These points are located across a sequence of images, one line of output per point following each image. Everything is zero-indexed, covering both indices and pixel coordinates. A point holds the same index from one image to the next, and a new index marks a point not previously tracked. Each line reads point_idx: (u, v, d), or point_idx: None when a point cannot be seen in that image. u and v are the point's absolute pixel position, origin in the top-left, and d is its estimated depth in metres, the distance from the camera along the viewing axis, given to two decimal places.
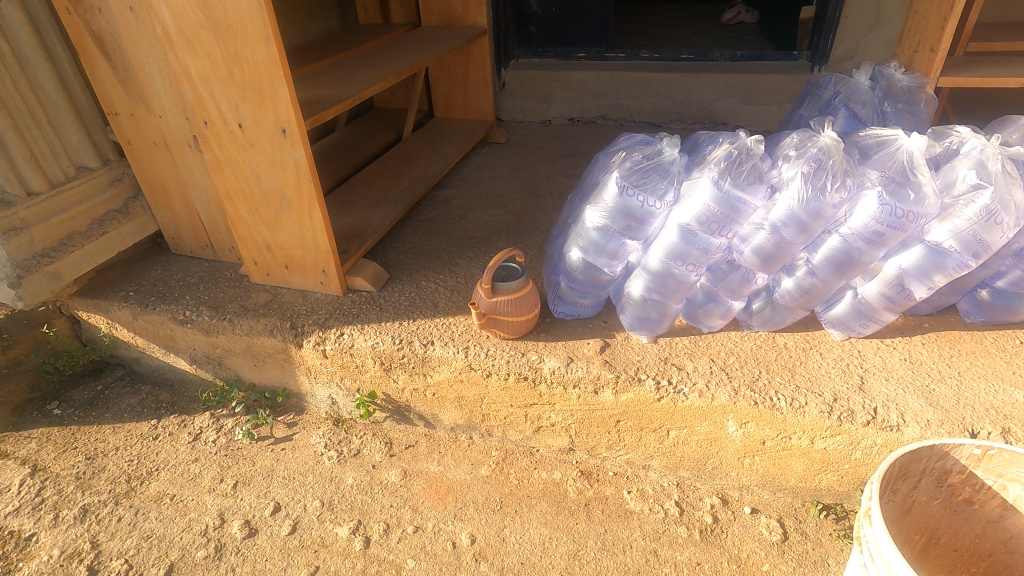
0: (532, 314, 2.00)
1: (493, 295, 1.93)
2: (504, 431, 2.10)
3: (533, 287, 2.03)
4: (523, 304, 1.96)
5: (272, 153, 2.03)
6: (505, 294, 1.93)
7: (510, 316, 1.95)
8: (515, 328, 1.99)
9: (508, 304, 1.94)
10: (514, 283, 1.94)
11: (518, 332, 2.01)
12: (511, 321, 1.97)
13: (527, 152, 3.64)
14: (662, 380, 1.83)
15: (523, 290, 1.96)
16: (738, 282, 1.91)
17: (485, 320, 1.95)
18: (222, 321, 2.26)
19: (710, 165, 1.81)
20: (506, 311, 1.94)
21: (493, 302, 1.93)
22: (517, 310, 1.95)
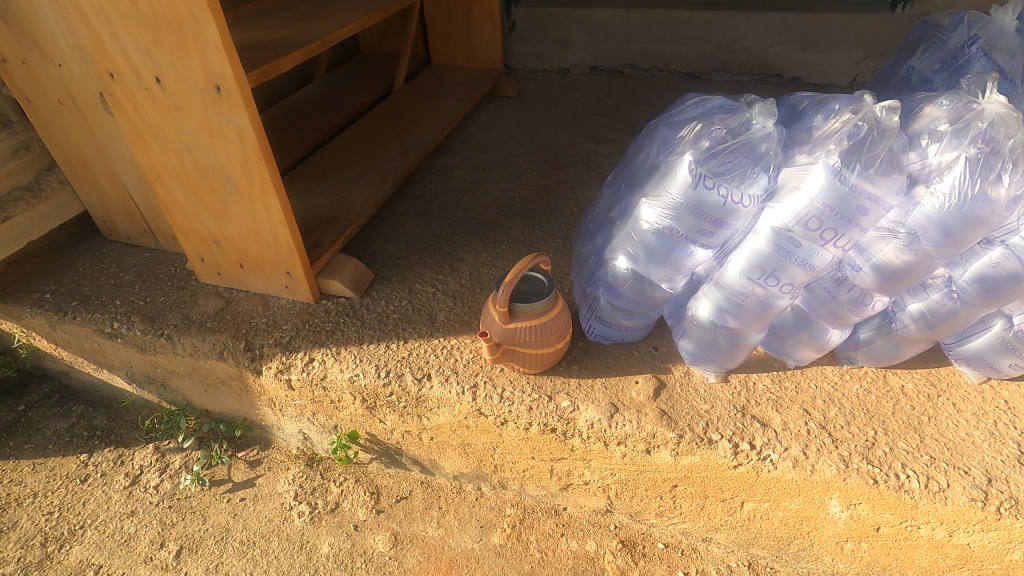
0: (562, 344, 1.49)
1: (511, 318, 1.41)
2: (522, 484, 1.65)
3: (564, 304, 1.51)
4: (551, 331, 1.45)
5: (205, 120, 1.46)
6: (527, 318, 1.42)
7: (531, 348, 1.45)
8: (538, 362, 1.49)
9: (533, 333, 1.43)
10: (541, 304, 1.42)
11: (541, 367, 1.51)
12: (533, 354, 1.46)
13: (542, 109, 3.04)
14: (741, 442, 1.34)
15: (552, 313, 1.44)
16: (847, 307, 1.38)
17: (499, 352, 1.45)
18: (158, 337, 1.75)
19: (827, 145, 1.26)
20: (527, 341, 1.44)
21: (512, 328, 1.41)
22: (542, 339, 1.44)
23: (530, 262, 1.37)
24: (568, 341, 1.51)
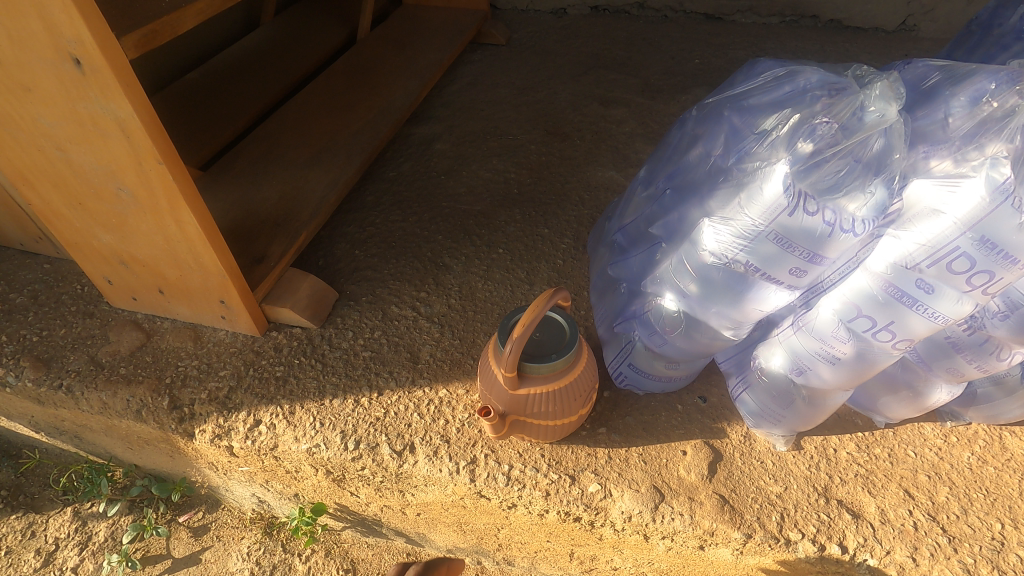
0: (586, 407, 1.13)
1: (522, 382, 1.03)
2: (533, 563, 1.32)
3: (589, 354, 1.14)
4: (573, 395, 1.08)
5: (69, 107, 1.00)
6: (543, 379, 1.04)
7: (547, 417, 1.08)
8: (555, 432, 1.13)
9: (550, 398, 1.06)
10: (563, 359, 1.04)
11: (558, 436, 1.15)
12: (548, 425, 1.10)
13: (538, 61, 2.53)
14: (829, 544, 1.02)
15: (575, 370, 1.07)
16: (973, 362, 1.02)
17: (504, 426, 1.07)
18: (56, 390, 1.35)
19: (985, 146, 0.85)
20: (541, 410, 1.07)
21: (523, 394, 1.04)
22: (561, 408, 1.08)
23: (555, 303, 0.97)
24: (592, 401, 1.15)
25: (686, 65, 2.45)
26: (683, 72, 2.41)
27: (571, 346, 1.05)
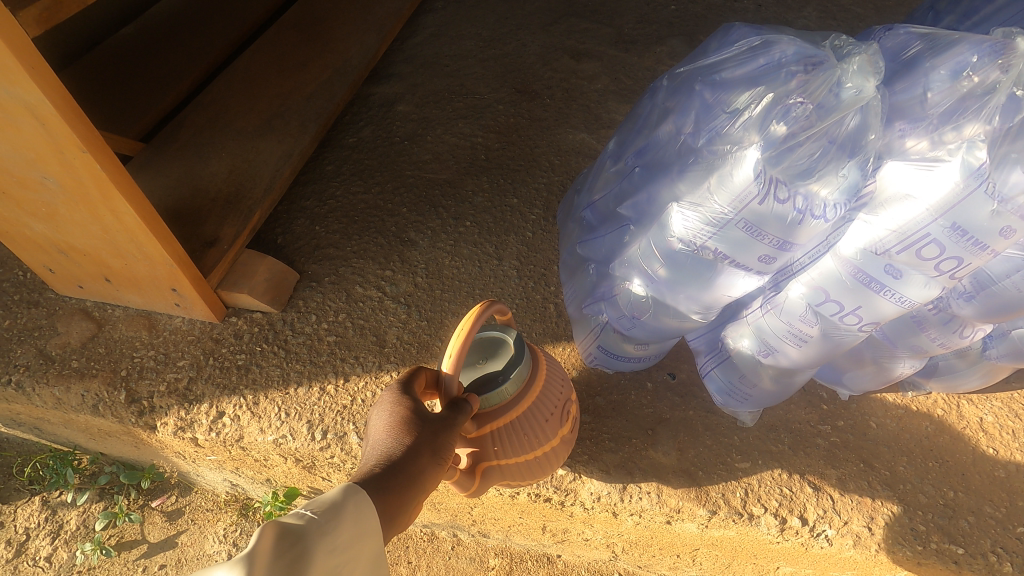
0: (561, 427, 0.98)
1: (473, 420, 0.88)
2: (508, 535, 1.35)
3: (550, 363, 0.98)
4: (540, 417, 0.93)
5: None
6: (497, 410, 0.89)
7: (521, 455, 0.93)
8: (532, 466, 0.99)
9: (514, 432, 0.90)
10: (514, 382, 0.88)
11: (540, 467, 1.00)
12: (525, 461, 0.95)
13: (505, 8, 2.37)
14: (790, 517, 1.05)
15: (533, 390, 0.91)
16: (937, 340, 1.03)
17: (475, 475, 0.93)
18: (5, 386, 1.29)
19: (958, 127, 0.82)
20: (510, 449, 0.92)
21: (482, 436, 0.88)
22: (525, 444, 0.93)
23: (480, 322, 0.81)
24: (570, 417, 1.00)
25: (661, 12, 2.32)
26: (658, 20, 2.28)
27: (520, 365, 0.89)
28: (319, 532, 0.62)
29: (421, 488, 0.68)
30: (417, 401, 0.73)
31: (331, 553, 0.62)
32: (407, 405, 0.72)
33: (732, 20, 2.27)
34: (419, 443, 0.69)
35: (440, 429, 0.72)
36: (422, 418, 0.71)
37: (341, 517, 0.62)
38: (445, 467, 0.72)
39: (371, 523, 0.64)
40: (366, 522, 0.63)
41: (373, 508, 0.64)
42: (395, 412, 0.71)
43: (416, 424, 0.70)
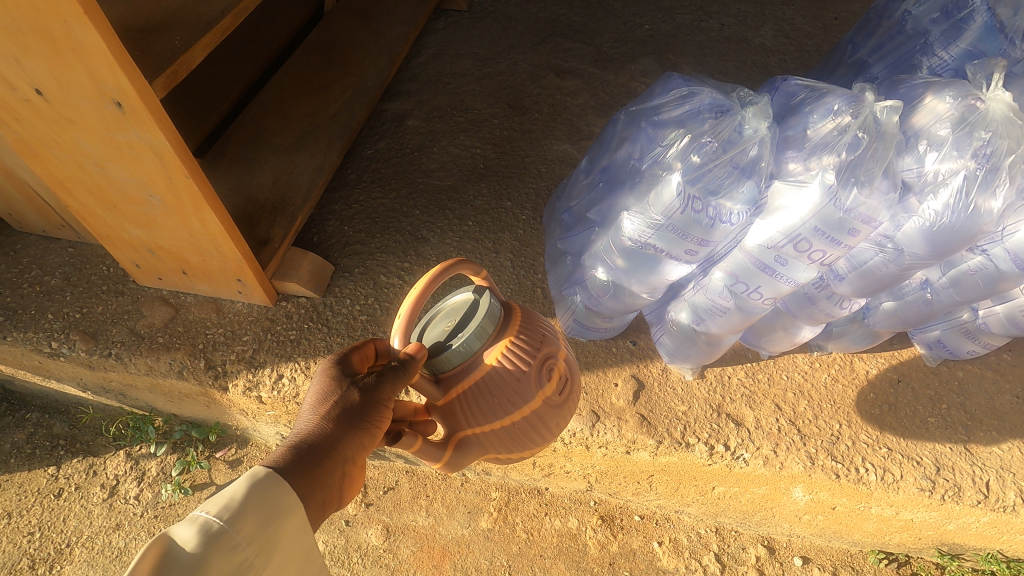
0: (539, 394, 0.94)
1: (439, 386, 0.92)
2: (506, 471, 1.71)
3: (527, 321, 0.96)
4: (509, 379, 0.92)
5: (109, 136, 1.21)
6: (457, 372, 0.91)
7: (492, 423, 0.93)
8: (514, 437, 0.96)
9: (479, 396, 0.91)
10: (471, 343, 0.90)
11: (524, 439, 0.98)
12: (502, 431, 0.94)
13: (499, 29, 2.68)
14: (717, 445, 1.40)
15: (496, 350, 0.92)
16: (824, 308, 1.37)
17: (451, 448, 0.94)
18: (106, 358, 1.62)
19: (821, 157, 1.16)
20: (479, 417, 0.92)
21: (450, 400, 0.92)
22: (494, 410, 0.92)
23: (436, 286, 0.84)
24: (552, 384, 0.96)
25: (636, 31, 2.63)
26: (634, 39, 2.60)
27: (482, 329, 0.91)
28: (223, 524, 0.72)
29: (340, 457, 0.79)
30: (343, 371, 0.82)
31: (242, 534, 0.73)
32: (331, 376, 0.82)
33: (698, 39, 2.59)
34: (338, 421, 0.79)
35: (360, 402, 0.81)
36: (344, 390, 0.81)
37: (244, 504, 0.73)
38: (368, 434, 0.81)
39: (287, 499, 0.76)
40: (273, 501, 0.75)
41: (291, 483, 0.76)
42: (321, 384, 0.81)
43: (336, 397, 0.80)
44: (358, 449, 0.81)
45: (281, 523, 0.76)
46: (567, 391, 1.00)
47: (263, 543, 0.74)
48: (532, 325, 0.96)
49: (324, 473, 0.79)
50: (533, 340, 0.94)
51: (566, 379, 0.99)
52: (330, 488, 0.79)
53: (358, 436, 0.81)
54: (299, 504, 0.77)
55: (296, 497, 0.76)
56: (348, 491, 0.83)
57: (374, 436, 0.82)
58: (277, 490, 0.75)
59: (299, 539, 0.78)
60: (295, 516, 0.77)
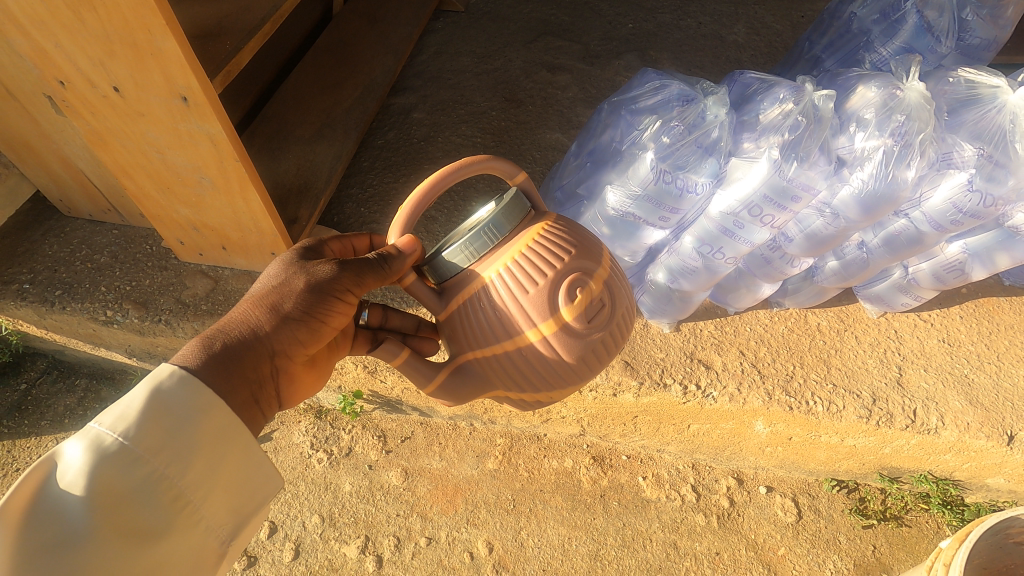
0: (554, 314, 0.88)
1: (440, 298, 0.95)
2: (509, 419, 1.95)
3: (548, 232, 0.92)
4: (515, 292, 0.89)
5: (173, 126, 1.43)
6: (457, 280, 0.93)
7: (498, 340, 0.91)
8: (529, 362, 0.92)
9: (479, 307, 0.91)
10: (473, 245, 0.91)
11: (540, 369, 0.92)
12: (511, 351, 0.91)
13: (494, 29, 2.91)
14: (690, 384, 1.64)
15: (505, 257, 0.90)
16: (778, 267, 1.63)
17: (449, 369, 0.97)
18: (157, 323, 1.84)
19: (769, 138, 1.40)
20: (480, 331, 0.92)
21: (449, 312, 0.94)
22: (496, 327, 0.91)
23: (446, 176, 0.90)
24: (574, 307, 0.88)
25: (620, 30, 2.87)
26: (618, 37, 2.84)
27: (489, 230, 0.91)
28: (115, 438, 0.77)
29: (266, 345, 0.91)
30: (289, 268, 0.96)
31: (141, 446, 0.78)
32: (286, 271, 0.96)
33: (677, 37, 2.82)
34: (271, 313, 0.92)
35: (295, 298, 0.93)
36: (283, 285, 0.94)
37: (139, 411, 0.78)
38: (297, 327, 0.93)
39: (203, 397, 0.83)
40: (171, 403, 0.80)
41: (210, 373, 0.85)
42: (269, 276, 0.95)
43: (276, 290, 0.93)
44: (283, 344, 0.93)
45: (185, 425, 0.81)
46: (599, 320, 0.91)
47: (166, 446, 0.79)
48: (558, 237, 0.91)
49: (245, 361, 0.89)
50: (555, 252, 0.90)
51: (598, 304, 0.91)
52: (251, 379, 0.89)
53: (290, 331, 0.93)
54: (220, 403, 0.84)
55: (213, 395, 0.83)
56: (266, 395, 0.92)
57: (303, 330, 0.94)
58: (182, 392, 0.81)
59: (215, 438, 0.84)
60: (204, 414, 0.83)
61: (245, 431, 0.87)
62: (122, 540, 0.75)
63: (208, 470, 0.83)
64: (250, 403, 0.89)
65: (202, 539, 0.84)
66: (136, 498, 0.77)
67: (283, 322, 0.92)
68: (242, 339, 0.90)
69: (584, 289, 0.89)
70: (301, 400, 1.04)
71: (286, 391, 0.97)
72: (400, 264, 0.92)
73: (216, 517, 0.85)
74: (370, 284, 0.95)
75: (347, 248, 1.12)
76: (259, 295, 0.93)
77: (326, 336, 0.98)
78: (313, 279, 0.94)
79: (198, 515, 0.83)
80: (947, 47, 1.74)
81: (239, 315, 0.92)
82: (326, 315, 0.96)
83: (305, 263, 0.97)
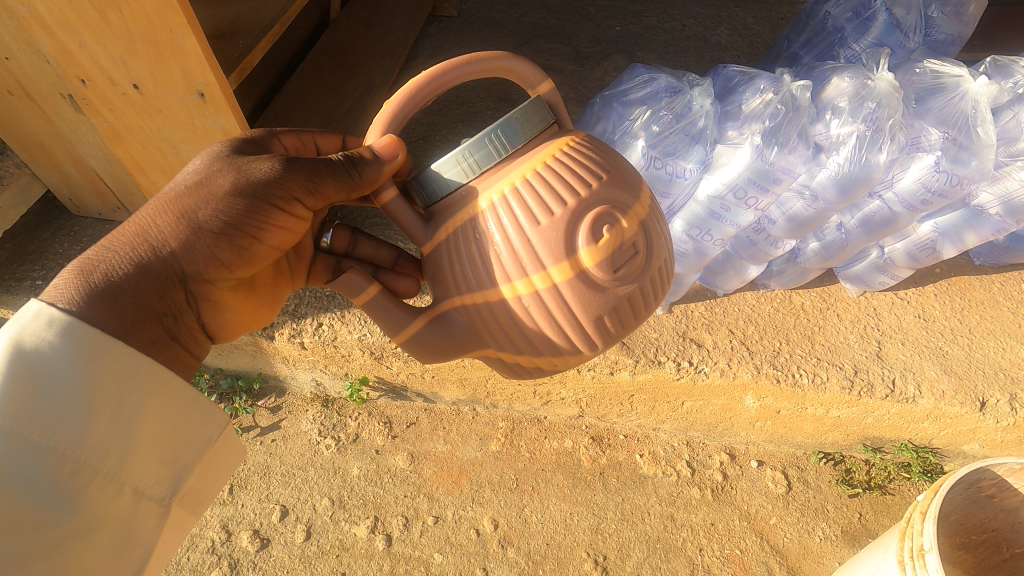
0: (575, 254, 0.89)
1: (428, 227, 0.96)
2: (511, 403, 2.02)
3: (570, 160, 0.92)
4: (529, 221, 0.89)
5: (189, 120, 1.51)
6: (454, 200, 0.94)
7: (505, 282, 0.92)
8: (542, 311, 0.92)
9: (474, 239, 0.92)
10: (473, 155, 0.93)
11: (553, 319, 0.92)
12: (519, 297, 0.92)
13: (486, 32, 3.02)
14: (682, 360, 1.73)
15: (515, 175, 0.91)
16: (762, 249, 1.73)
17: (429, 320, 0.99)
18: None
19: (751, 125, 1.50)
20: (475, 268, 0.93)
21: (436, 243, 0.96)
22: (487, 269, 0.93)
23: (448, 70, 0.90)
24: (598, 250, 0.89)
25: (608, 33, 2.98)
26: (606, 39, 2.95)
27: (493, 138, 0.92)
28: None
29: (171, 267, 0.90)
30: (208, 168, 0.93)
31: (13, 414, 0.74)
32: (213, 169, 0.93)
33: (663, 39, 2.94)
34: (178, 232, 0.90)
35: (207, 211, 0.91)
36: (196, 195, 0.92)
37: (0, 373, 0.74)
38: (212, 245, 0.92)
39: (89, 337, 0.79)
40: (43, 359, 0.77)
41: (95, 305, 0.82)
42: (185, 179, 0.93)
43: (183, 204, 0.91)
44: (196, 267, 0.92)
45: (64, 380, 0.77)
46: (625, 269, 0.91)
47: (42, 411, 0.76)
48: (578, 165, 0.92)
49: (148, 286, 0.87)
50: (583, 185, 0.90)
51: (628, 252, 0.91)
52: (155, 310, 0.87)
53: (207, 249, 0.92)
54: (121, 346, 0.81)
55: (110, 338, 0.81)
56: (180, 327, 0.92)
57: (221, 249, 0.93)
58: (58, 344, 0.78)
59: (110, 390, 0.80)
60: (91, 367, 0.79)
61: (159, 375, 0.85)
62: (6, 528, 0.72)
63: (109, 427, 0.80)
64: (162, 341, 0.88)
65: (133, 500, 0.82)
66: (17, 477, 0.73)
67: (191, 241, 0.91)
68: (142, 260, 0.87)
69: (613, 230, 0.89)
70: (234, 325, 1.06)
71: (209, 320, 0.99)
72: (374, 171, 0.94)
73: (137, 476, 0.83)
74: (327, 194, 0.97)
75: (307, 144, 1.11)
76: (174, 198, 0.91)
77: (256, 256, 0.97)
78: (244, 182, 0.92)
79: (112, 480, 0.80)
80: (914, 42, 1.88)
81: (144, 228, 0.89)
82: (257, 228, 0.94)
83: (239, 162, 0.94)
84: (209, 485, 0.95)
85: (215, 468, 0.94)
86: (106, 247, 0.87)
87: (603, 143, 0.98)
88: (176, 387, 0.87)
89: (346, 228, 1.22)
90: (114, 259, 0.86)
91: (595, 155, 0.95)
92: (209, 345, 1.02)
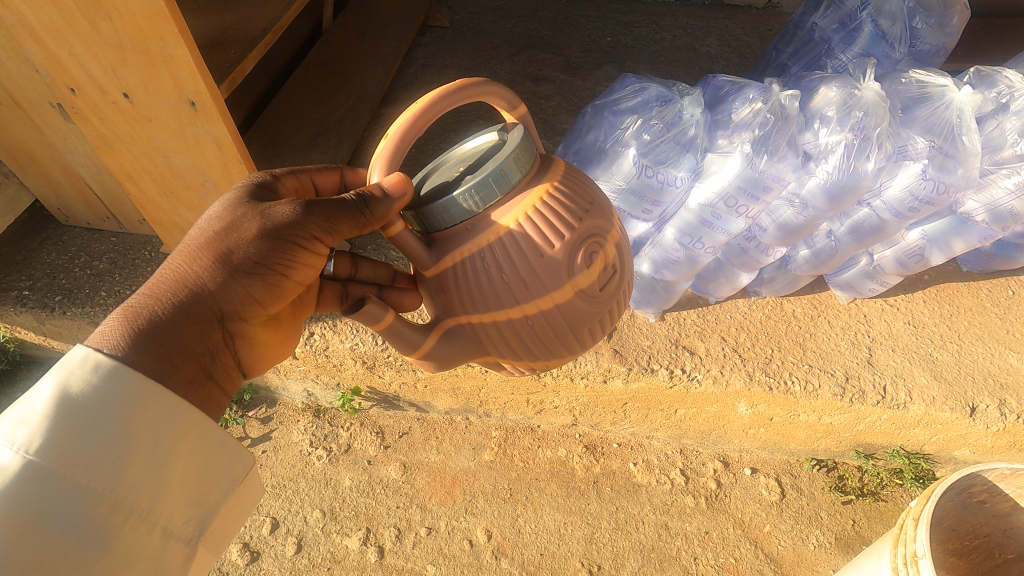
0: (572, 281, 0.91)
1: (430, 251, 0.92)
2: (504, 412, 2.02)
3: (561, 192, 0.91)
4: (532, 252, 0.89)
5: (180, 129, 1.50)
6: (456, 233, 0.91)
7: (507, 305, 0.92)
8: (541, 330, 0.95)
9: (480, 262, 0.90)
10: (479, 193, 0.88)
11: (548, 337, 0.96)
12: (520, 318, 0.93)
13: (479, 42, 3.03)
14: (676, 368, 1.73)
15: (517, 211, 0.89)
16: (754, 256, 1.74)
17: (436, 335, 0.96)
18: None
19: (740, 134, 1.52)
20: (481, 293, 0.91)
21: (442, 268, 0.92)
22: (494, 290, 0.91)
23: (440, 100, 0.86)
24: (589, 274, 0.92)
25: (599, 44, 3.01)
26: (597, 50, 2.97)
27: (497, 177, 0.88)
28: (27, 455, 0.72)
29: (208, 309, 0.87)
30: (232, 210, 0.90)
31: (53, 457, 0.73)
32: (237, 215, 0.90)
33: (652, 49, 2.97)
34: (211, 275, 0.88)
35: (237, 252, 0.88)
36: (225, 239, 0.88)
37: (44, 414, 0.75)
38: (246, 285, 0.90)
39: (130, 383, 0.79)
40: (84, 402, 0.76)
41: (138, 352, 0.80)
42: (213, 222, 0.89)
43: (215, 248, 0.88)
44: (232, 307, 0.90)
45: (102, 422, 0.77)
46: (608, 287, 0.96)
47: (80, 451, 0.75)
48: (567, 195, 0.92)
49: (189, 329, 0.85)
50: (574, 216, 0.91)
51: (609, 272, 0.96)
52: (194, 353, 0.86)
53: (242, 289, 0.89)
54: (157, 386, 0.80)
55: (148, 379, 0.80)
56: (217, 366, 0.90)
57: (256, 289, 0.91)
58: (98, 388, 0.77)
59: (148, 430, 0.79)
60: (129, 408, 0.78)
61: (191, 414, 0.84)
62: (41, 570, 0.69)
63: (143, 468, 0.79)
64: (199, 380, 0.87)
65: (161, 541, 0.79)
66: (54, 522, 0.71)
67: (225, 283, 0.88)
68: (179, 304, 0.85)
69: (599, 254, 0.93)
70: (265, 361, 1.04)
71: (242, 356, 0.97)
72: (384, 209, 0.87)
73: (168, 518, 0.80)
74: (342, 232, 0.93)
75: (305, 184, 1.05)
76: (204, 243, 0.88)
77: (284, 291, 0.95)
78: (270, 227, 0.89)
79: (143, 520, 0.78)
80: (900, 52, 1.91)
81: (180, 274, 0.87)
82: (285, 266, 0.92)
83: (260, 206, 0.91)
84: (231, 527, 0.91)
85: (238, 510, 0.92)
86: (146, 293, 0.85)
87: (582, 172, 0.98)
88: (207, 427, 0.86)
89: (346, 255, 1.18)
90: (153, 305, 0.84)
91: (576, 185, 0.95)
92: (242, 380, 1.00)
